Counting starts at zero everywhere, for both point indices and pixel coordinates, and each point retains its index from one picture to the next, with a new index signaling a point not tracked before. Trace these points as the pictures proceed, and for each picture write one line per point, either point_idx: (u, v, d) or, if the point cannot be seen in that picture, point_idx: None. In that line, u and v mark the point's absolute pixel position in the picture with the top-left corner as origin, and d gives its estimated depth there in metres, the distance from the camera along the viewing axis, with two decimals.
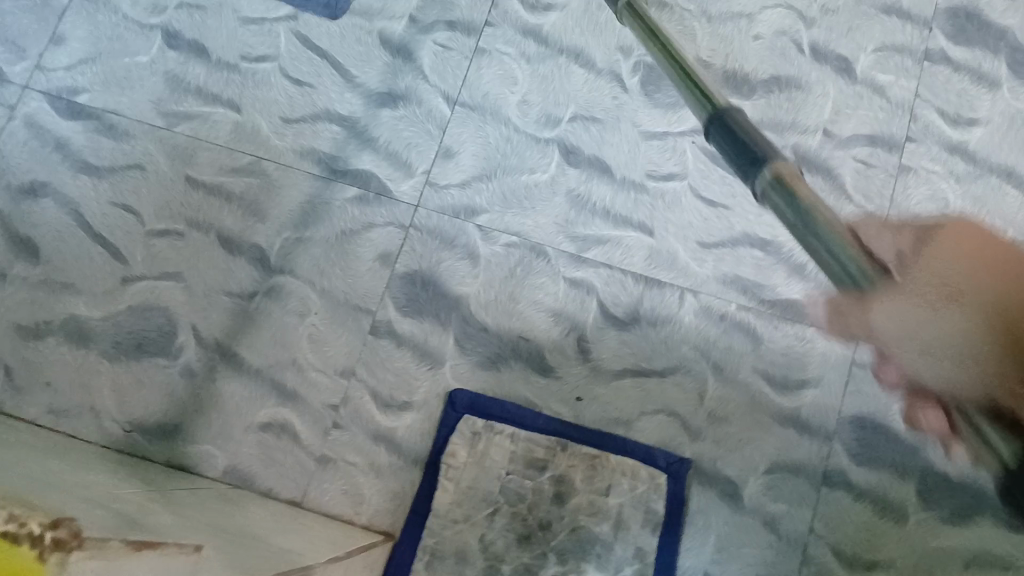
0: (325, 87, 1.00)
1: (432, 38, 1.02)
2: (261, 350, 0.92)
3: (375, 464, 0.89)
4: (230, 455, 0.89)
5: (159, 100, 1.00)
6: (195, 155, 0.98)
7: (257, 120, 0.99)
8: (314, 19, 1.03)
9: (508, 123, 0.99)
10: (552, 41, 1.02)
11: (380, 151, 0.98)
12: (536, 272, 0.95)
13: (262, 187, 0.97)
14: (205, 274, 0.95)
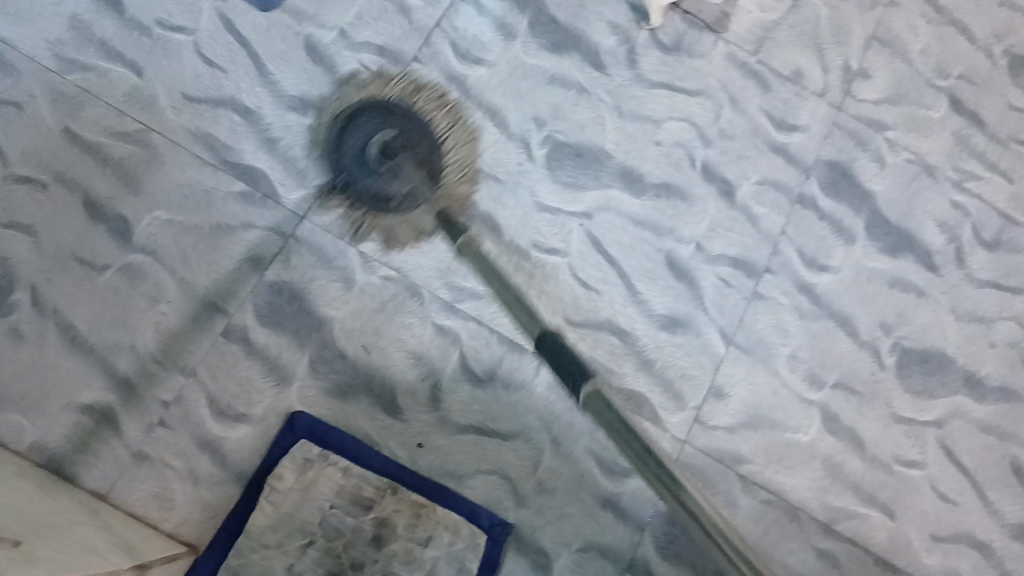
0: (237, 76, 0.97)
1: (357, 58, 1.01)
2: (100, 328, 0.87)
3: (192, 473, 0.86)
4: (38, 432, 0.83)
5: (54, 42, 0.94)
6: (80, 108, 0.93)
7: (156, 90, 0.95)
8: (243, 6, 0.99)
9: (413, 160, 0.99)
10: (472, 94, 1.03)
11: (279, 154, 0.96)
12: (403, 312, 0.94)
13: (143, 159, 0.93)
14: (60, 235, 0.89)
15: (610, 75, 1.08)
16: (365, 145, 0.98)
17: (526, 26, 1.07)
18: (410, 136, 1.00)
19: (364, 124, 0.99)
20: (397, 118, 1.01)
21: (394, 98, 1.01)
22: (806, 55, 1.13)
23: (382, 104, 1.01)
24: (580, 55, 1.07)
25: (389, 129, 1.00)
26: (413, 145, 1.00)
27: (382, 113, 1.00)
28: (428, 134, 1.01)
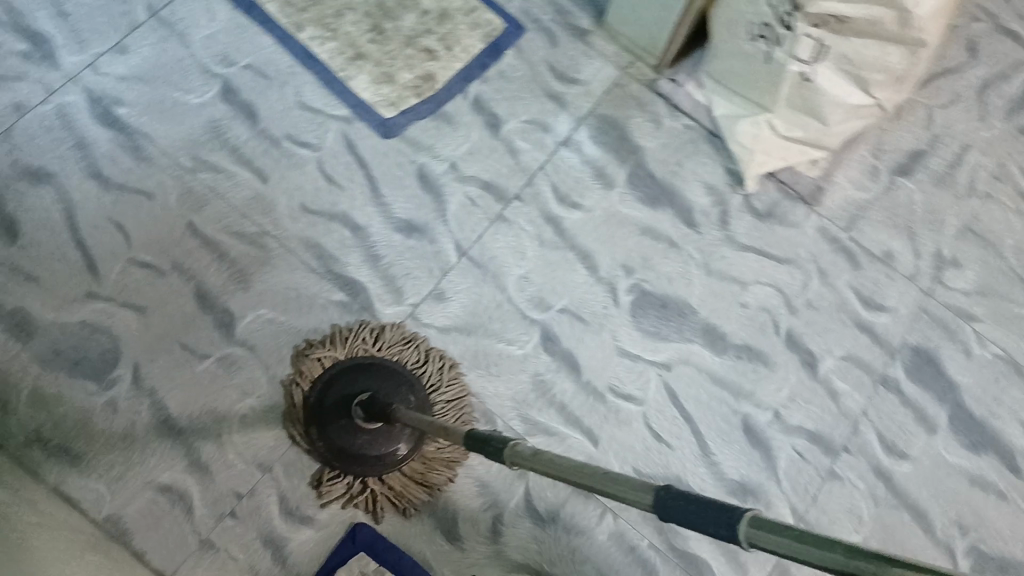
0: (353, 193, 1.04)
1: (464, 189, 1.07)
2: (190, 411, 0.91)
3: (252, 568, 0.87)
4: (116, 504, 0.86)
5: (192, 142, 1.03)
6: (206, 204, 1.00)
7: (276, 197, 1.02)
8: (367, 130, 1.08)
9: (503, 290, 1.03)
10: (568, 236, 1.08)
11: (378, 269, 1.01)
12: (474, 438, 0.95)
13: (254, 258, 0.98)
14: (168, 319, 0.94)
15: (703, 234, 1.12)
16: (345, 410, 0.89)
17: (628, 177, 1.13)
18: (386, 383, 0.92)
19: (331, 393, 0.91)
20: (367, 370, 0.93)
21: (347, 358, 0.93)
22: (897, 238, 1.15)
23: (345, 361, 0.93)
24: (675, 211, 1.12)
25: (364, 381, 0.92)
26: (392, 394, 0.91)
27: (348, 370, 0.93)
28: (403, 376, 0.94)
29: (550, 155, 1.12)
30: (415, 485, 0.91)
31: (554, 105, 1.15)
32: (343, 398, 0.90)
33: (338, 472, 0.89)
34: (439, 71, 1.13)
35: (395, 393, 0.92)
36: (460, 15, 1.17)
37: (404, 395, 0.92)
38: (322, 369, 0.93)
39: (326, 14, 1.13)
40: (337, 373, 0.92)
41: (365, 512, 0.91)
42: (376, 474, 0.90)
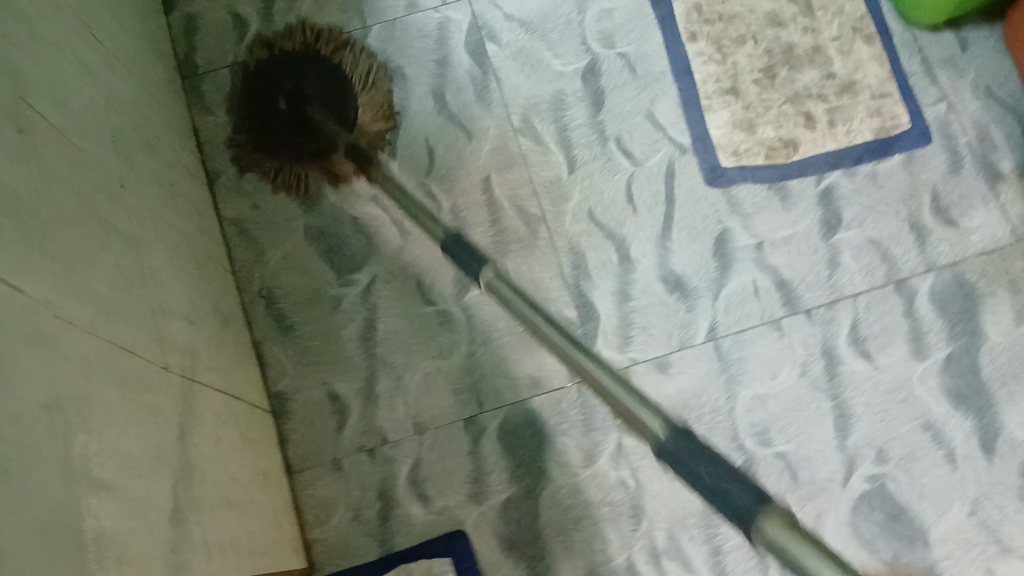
0: (643, 223, 0.98)
1: (755, 276, 0.96)
2: (390, 342, 0.94)
3: (358, 508, 0.90)
4: (291, 386, 0.93)
5: (531, 103, 1.02)
6: (508, 167, 1.00)
7: (572, 190, 0.99)
8: (695, 169, 1.00)
9: (731, 398, 0.92)
10: (837, 382, 0.93)
11: (623, 308, 0.95)
12: (610, 523, 0.89)
13: (519, 240, 0.98)
14: (422, 254, 0.96)
15: (994, 466, 0.90)
16: (278, 74, 0.95)
17: (947, 359, 0.93)
18: (309, 66, 0.95)
19: (270, 73, 0.95)
20: (312, 64, 0.95)
21: (293, 45, 0.97)
22: None
23: (293, 54, 0.96)
24: (977, 426, 0.91)
25: (307, 86, 0.93)
26: (317, 83, 0.94)
27: (286, 60, 0.96)
28: (336, 76, 0.95)
29: (873, 289, 0.96)
30: (324, 163, 0.96)
31: (912, 240, 0.97)
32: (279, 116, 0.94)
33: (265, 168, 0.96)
34: (805, 144, 1.00)
35: (317, 77, 0.95)
36: (866, 96, 1.02)
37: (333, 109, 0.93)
38: (268, 52, 0.97)
39: (728, 36, 1.04)
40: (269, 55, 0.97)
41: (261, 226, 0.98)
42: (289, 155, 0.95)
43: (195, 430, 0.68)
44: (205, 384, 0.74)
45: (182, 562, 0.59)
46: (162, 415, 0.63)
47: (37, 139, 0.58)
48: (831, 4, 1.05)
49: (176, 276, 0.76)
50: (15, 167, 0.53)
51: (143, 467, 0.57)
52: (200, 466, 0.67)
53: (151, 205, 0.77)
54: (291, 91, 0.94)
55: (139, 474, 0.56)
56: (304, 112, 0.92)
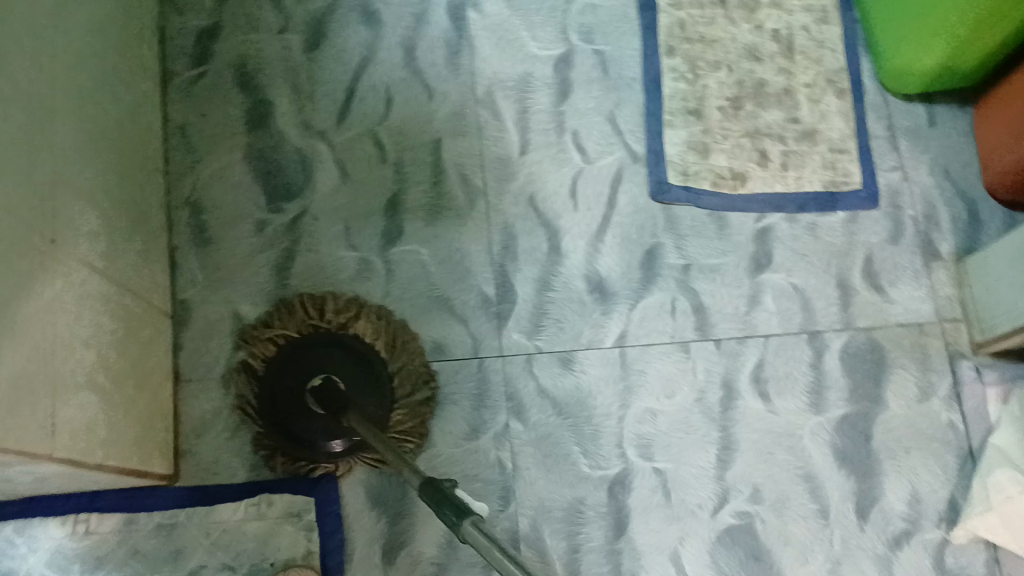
0: (580, 220, 0.98)
1: (676, 295, 0.97)
2: (306, 278, 0.94)
3: (235, 431, 0.89)
4: (196, 298, 0.92)
5: (498, 79, 1.02)
6: (462, 136, 1.00)
7: (519, 172, 1.00)
8: (643, 179, 1.00)
9: (624, 407, 0.92)
10: (729, 415, 0.93)
11: (542, 297, 0.95)
12: (478, 501, 0.89)
13: (455, 209, 0.98)
14: (355, 202, 0.96)
15: (864, 533, 0.92)
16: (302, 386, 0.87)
17: (841, 418, 0.94)
18: (340, 362, 0.88)
19: (281, 381, 0.87)
20: (326, 344, 0.89)
21: (298, 330, 0.89)
22: None
23: (298, 338, 0.89)
24: (855, 488, 0.93)
25: (332, 369, 0.88)
26: (344, 372, 0.88)
27: (304, 346, 0.89)
28: (364, 357, 0.89)
29: (786, 334, 0.97)
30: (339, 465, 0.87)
31: (837, 295, 0.98)
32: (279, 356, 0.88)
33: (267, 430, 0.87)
34: (754, 178, 1.01)
35: (343, 369, 0.88)
36: (823, 147, 1.03)
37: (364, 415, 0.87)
38: (275, 347, 0.89)
39: (704, 58, 1.05)
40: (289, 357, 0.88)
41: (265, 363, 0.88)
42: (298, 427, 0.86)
43: (67, 310, 0.67)
44: (93, 269, 0.72)
45: (21, 428, 0.58)
46: (28, 282, 0.61)
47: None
48: (812, 50, 1.06)
49: (89, 157, 0.75)
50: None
51: None
52: (64, 345, 0.66)
53: (80, 81, 0.75)
54: (317, 377, 0.87)
55: None
56: (325, 405, 0.85)
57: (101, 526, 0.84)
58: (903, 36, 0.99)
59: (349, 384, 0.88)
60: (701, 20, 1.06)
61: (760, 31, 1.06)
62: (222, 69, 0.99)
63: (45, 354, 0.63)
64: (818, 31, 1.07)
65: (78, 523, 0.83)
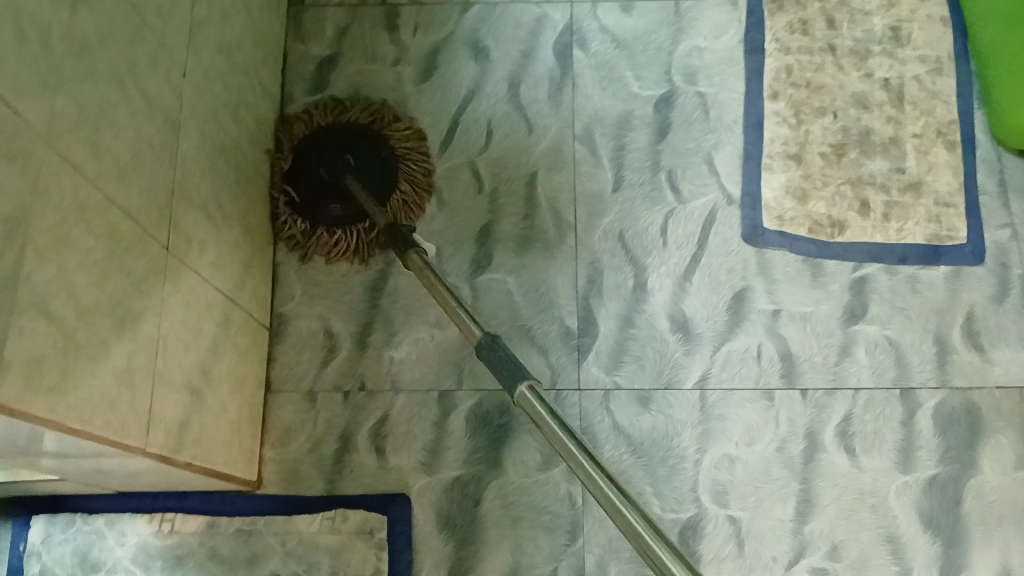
0: (670, 259, 0.98)
1: (762, 341, 0.95)
2: (396, 300, 0.97)
3: (317, 443, 0.92)
4: (293, 311, 0.97)
5: (598, 115, 1.04)
6: (557, 170, 1.02)
7: (611, 206, 1.01)
8: (736, 222, 0.99)
9: (700, 451, 0.91)
10: (811, 468, 0.91)
11: (625, 333, 0.96)
12: (546, 531, 0.89)
13: (545, 240, 0.99)
14: (449, 227, 1.00)
15: None
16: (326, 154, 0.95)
17: (930, 481, 0.90)
18: (349, 140, 0.97)
19: (305, 163, 0.96)
20: (347, 134, 0.97)
21: (321, 123, 0.98)
22: None
23: (317, 131, 0.98)
24: (942, 554, 0.88)
25: (347, 156, 0.95)
26: (361, 153, 0.96)
27: (326, 136, 0.97)
28: (373, 139, 0.98)
29: (877, 389, 0.93)
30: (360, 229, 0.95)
31: (934, 353, 0.94)
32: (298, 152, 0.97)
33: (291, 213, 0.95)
34: (852, 229, 0.99)
35: (356, 147, 0.96)
36: (928, 200, 1.00)
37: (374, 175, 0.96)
38: (295, 144, 0.97)
39: (810, 104, 1.04)
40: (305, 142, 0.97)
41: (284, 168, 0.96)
42: (317, 210, 0.95)
43: (174, 306, 0.71)
44: (201, 270, 0.77)
45: (120, 420, 0.62)
46: (143, 274, 0.65)
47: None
48: (923, 101, 1.04)
49: (206, 171, 0.80)
50: (63, 13, 0.55)
51: (104, 312, 0.60)
52: (167, 342, 0.70)
53: (205, 102, 0.80)
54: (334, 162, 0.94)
55: (98, 316, 0.59)
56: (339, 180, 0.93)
57: (185, 525, 0.88)
58: None
59: (359, 165, 0.95)
60: (808, 66, 1.05)
61: (870, 79, 1.04)
62: (338, 96, 1.05)
63: (151, 346, 0.67)
64: (931, 82, 1.04)
65: (163, 522, 0.88)
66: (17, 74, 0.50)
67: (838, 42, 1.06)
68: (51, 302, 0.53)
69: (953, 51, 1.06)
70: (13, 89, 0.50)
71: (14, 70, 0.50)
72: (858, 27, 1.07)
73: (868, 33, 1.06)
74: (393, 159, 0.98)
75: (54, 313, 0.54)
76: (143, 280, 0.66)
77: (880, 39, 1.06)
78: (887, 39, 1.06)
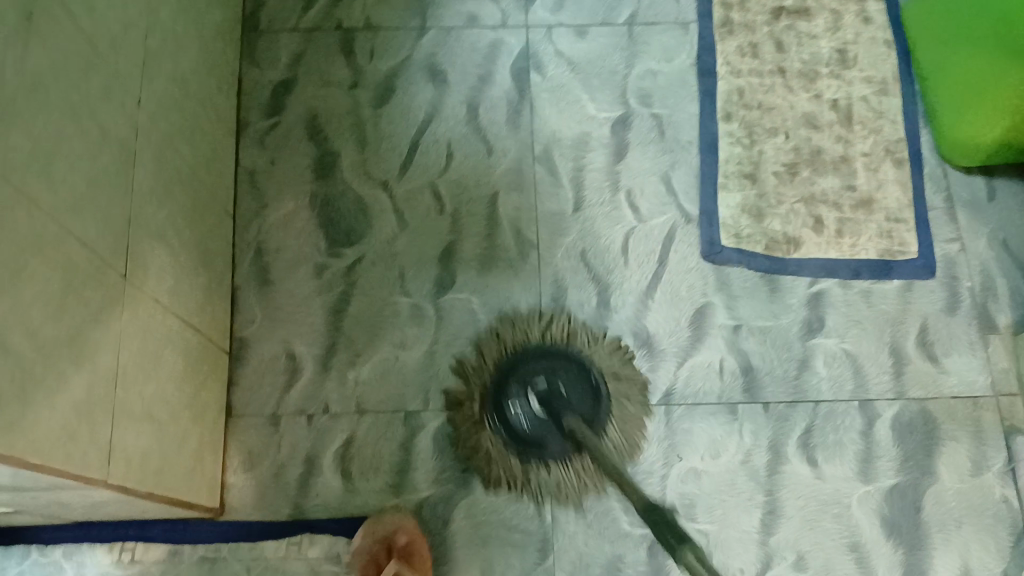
0: (632, 276, 0.99)
1: (724, 355, 0.96)
2: (359, 322, 0.96)
3: (281, 467, 0.90)
4: (253, 334, 0.95)
5: (557, 137, 1.06)
6: (518, 191, 1.03)
7: (572, 226, 1.01)
8: (694, 239, 1.01)
9: (667, 465, 0.92)
10: (774, 479, 0.92)
11: (589, 350, 0.96)
12: (515, 550, 0.88)
13: (508, 260, 1.00)
14: (411, 247, 1.00)
15: None
16: (521, 386, 0.92)
17: (891, 488, 0.92)
18: (561, 367, 0.93)
19: (511, 391, 0.92)
20: (563, 368, 0.93)
21: (494, 355, 0.95)
22: None
23: (512, 356, 0.94)
24: (905, 562, 0.90)
25: (564, 394, 0.91)
26: (568, 388, 0.92)
27: (523, 360, 0.94)
28: (588, 378, 0.93)
29: (837, 400, 0.95)
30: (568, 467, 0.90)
31: (890, 363, 0.97)
32: (500, 385, 0.93)
33: (489, 419, 0.91)
34: (807, 244, 1.01)
35: (568, 380, 0.92)
36: (879, 216, 1.03)
37: (582, 406, 0.91)
38: (484, 385, 0.93)
39: (761, 125, 1.06)
40: (507, 372, 0.93)
41: (477, 401, 0.93)
42: (523, 445, 0.90)
43: (131, 335, 0.70)
44: (159, 297, 0.76)
45: (80, 450, 0.61)
46: (98, 298, 0.65)
47: (49, 24, 0.61)
48: (870, 120, 1.07)
49: (162, 198, 0.79)
50: (15, 46, 0.56)
51: (61, 342, 0.59)
52: (124, 371, 0.69)
53: (160, 129, 0.80)
54: (541, 394, 0.91)
55: (56, 345, 0.58)
56: (548, 405, 0.90)
57: (147, 555, 0.86)
58: (970, 108, 1.00)
59: (573, 400, 0.91)
60: (759, 88, 1.08)
61: (818, 100, 1.08)
62: (295, 120, 1.05)
63: (108, 376, 0.66)
64: (877, 101, 1.08)
65: (124, 551, 0.86)
66: None
67: (786, 65, 1.10)
68: (11, 330, 0.53)
69: (897, 71, 1.09)
70: None
71: None
72: (805, 50, 1.10)
73: (814, 55, 1.10)
74: (602, 398, 0.93)
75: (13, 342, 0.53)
76: (100, 309, 0.65)
77: (827, 61, 1.10)
78: (833, 61, 1.10)
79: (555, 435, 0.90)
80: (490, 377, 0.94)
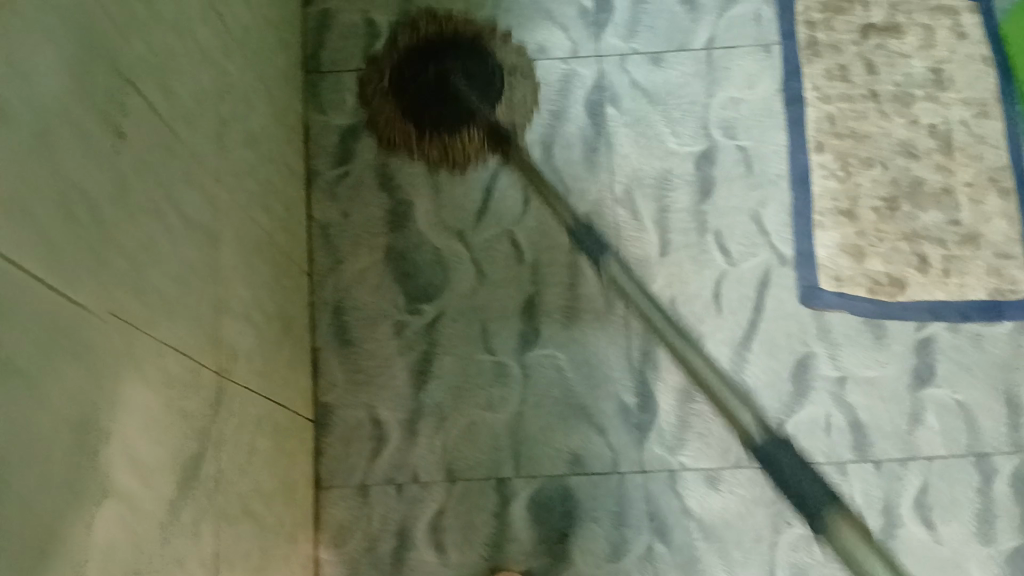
0: (725, 326, 0.94)
1: (829, 410, 0.91)
2: (443, 384, 0.92)
3: (373, 542, 0.87)
4: (336, 400, 0.92)
5: (637, 176, 1.00)
6: (600, 235, 0.97)
7: (659, 273, 0.96)
8: (790, 283, 0.95)
9: (776, 531, 0.87)
10: (891, 544, 0.87)
11: (687, 409, 0.90)
12: None
13: (593, 311, 0.94)
14: (492, 300, 0.95)
15: None
16: (420, 66, 0.97)
17: (1014, 551, 0.87)
18: (459, 46, 0.99)
19: (410, 71, 0.98)
20: (455, 53, 0.98)
21: (391, 107, 0.98)
22: None
23: (404, 50, 0.99)
24: None
25: (455, 62, 0.98)
26: (464, 57, 0.99)
27: (411, 50, 0.99)
28: (473, 43, 1.00)
29: (951, 456, 0.89)
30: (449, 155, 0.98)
31: (1006, 413, 0.91)
32: (349, 128, 1.01)
33: (391, 107, 0.98)
34: (911, 286, 0.95)
35: (455, 57, 0.98)
36: (987, 252, 0.96)
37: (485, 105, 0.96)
38: (386, 91, 0.98)
39: (856, 155, 1.00)
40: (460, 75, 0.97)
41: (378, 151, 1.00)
42: (416, 116, 0.97)
43: (229, 433, 0.65)
44: (250, 383, 0.72)
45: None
46: (199, 406, 0.60)
47: (133, 120, 0.55)
48: (972, 147, 1.00)
49: (245, 275, 0.74)
50: (107, 166, 0.50)
51: (169, 471, 0.55)
52: (223, 475, 0.64)
53: (238, 201, 0.75)
54: (440, 61, 0.97)
55: (165, 477, 0.54)
56: (447, 80, 0.97)
57: None
58: None
59: (468, 74, 0.98)
60: (851, 114, 1.01)
61: (915, 126, 1.01)
62: (364, 167, 1.00)
63: (213, 487, 0.61)
64: (977, 125, 1.01)
65: None
66: (72, 245, 0.45)
67: (879, 88, 1.02)
68: (121, 482, 0.48)
69: (999, 91, 1.02)
70: (68, 262, 0.45)
71: (69, 243, 0.45)
72: (898, 71, 1.03)
73: (908, 77, 1.03)
74: (483, 50, 1.01)
75: (124, 495, 0.49)
76: (202, 418, 0.61)
77: (922, 83, 1.03)
78: (929, 82, 1.03)
79: (465, 124, 0.96)
80: (375, 68, 1.00)
